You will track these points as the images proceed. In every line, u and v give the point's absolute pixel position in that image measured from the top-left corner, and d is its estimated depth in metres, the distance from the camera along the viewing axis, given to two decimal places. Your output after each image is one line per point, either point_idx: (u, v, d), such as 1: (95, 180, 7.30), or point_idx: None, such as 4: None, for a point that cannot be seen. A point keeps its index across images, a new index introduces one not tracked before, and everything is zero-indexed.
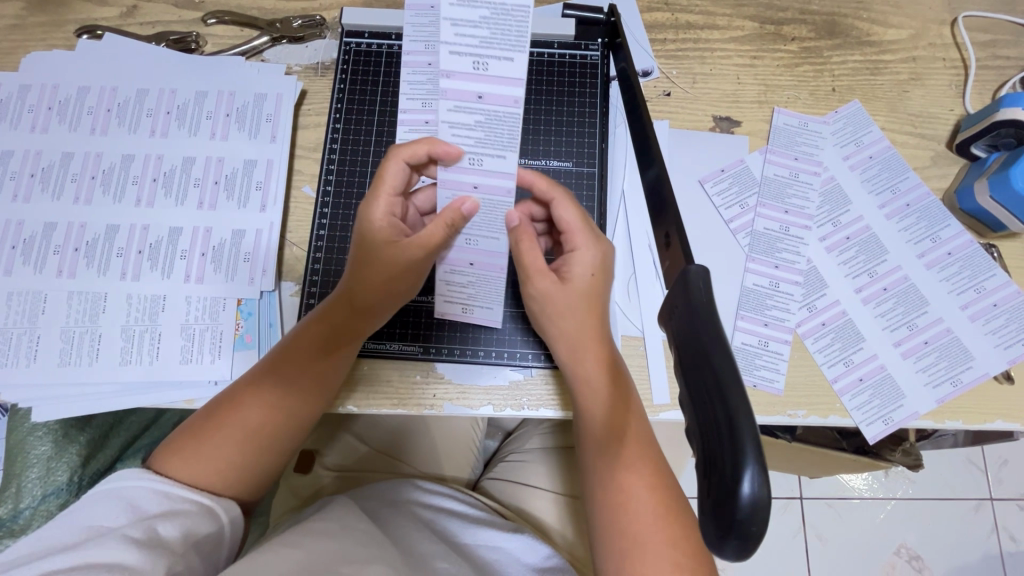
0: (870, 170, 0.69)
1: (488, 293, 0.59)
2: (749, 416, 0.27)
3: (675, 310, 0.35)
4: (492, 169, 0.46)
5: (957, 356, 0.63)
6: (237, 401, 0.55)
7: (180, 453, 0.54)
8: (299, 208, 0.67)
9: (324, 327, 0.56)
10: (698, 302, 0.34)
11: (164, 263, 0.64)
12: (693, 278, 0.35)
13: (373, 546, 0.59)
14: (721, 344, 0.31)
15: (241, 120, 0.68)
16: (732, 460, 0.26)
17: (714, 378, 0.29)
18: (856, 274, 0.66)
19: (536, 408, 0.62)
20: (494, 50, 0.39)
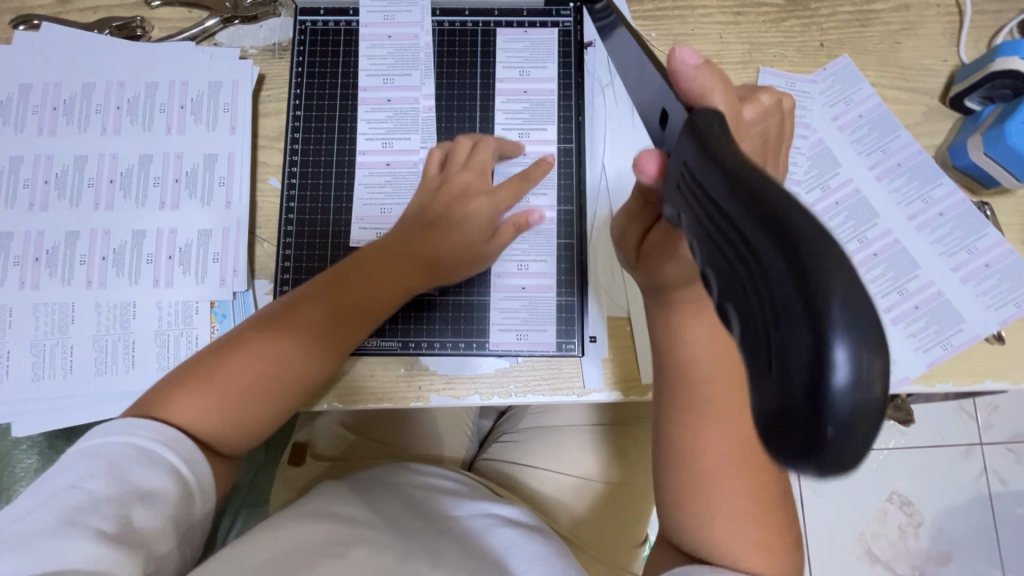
0: (860, 131, 0.67)
1: (544, 312, 0.62)
2: (835, 250, 0.18)
3: (686, 169, 0.26)
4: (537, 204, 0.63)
5: (947, 320, 0.62)
6: (251, 338, 0.52)
7: (183, 380, 0.50)
8: (267, 202, 0.64)
9: (361, 282, 0.55)
10: (720, 142, 0.24)
11: (130, 269, 0.61)
12: (701, 123, 0.26)
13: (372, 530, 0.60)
14: (761, 178, 0.21)
15: (197, 112, 0.64)
16: (808, 314, 0.17)
17: (761, 215, 0.19)
18: (846, 240, 0.65)
19: (523, 395, 0.61)
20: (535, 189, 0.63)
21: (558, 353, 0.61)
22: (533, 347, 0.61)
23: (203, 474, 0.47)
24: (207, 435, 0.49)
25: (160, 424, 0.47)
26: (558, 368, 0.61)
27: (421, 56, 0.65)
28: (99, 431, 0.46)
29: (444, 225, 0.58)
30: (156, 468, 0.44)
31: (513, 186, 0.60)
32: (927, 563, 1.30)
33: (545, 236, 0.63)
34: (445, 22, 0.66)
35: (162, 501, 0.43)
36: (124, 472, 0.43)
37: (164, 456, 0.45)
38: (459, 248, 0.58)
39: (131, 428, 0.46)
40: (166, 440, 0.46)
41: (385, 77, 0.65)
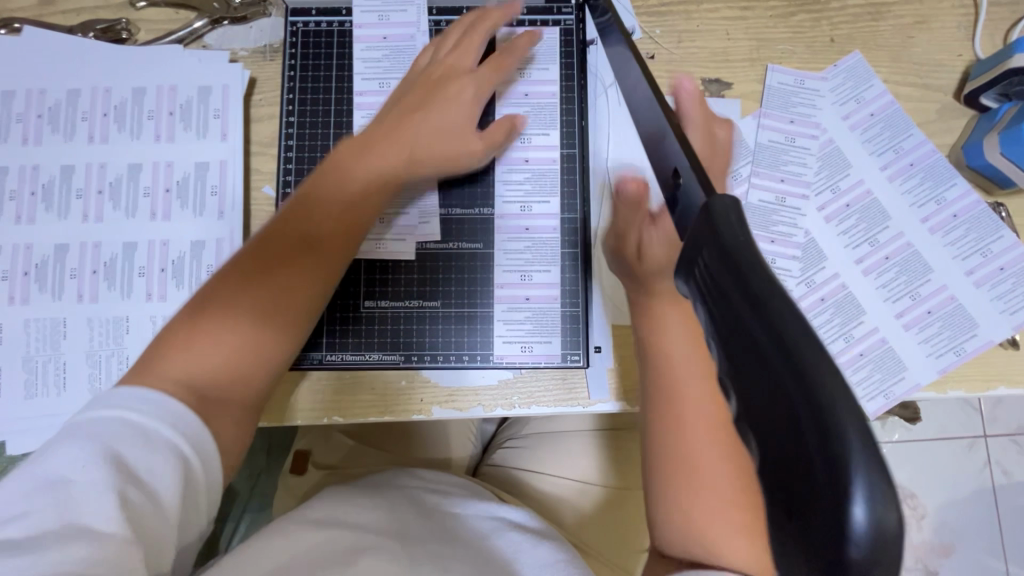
0: (871, 130, 0.65)
1: (549, 322, 0.60)
2: (862, 418, 0.18)
3: (698, 259, 0.24)
4: (539, 213, 0.61)
5: (961, 324, 0.61)
6: (230, 288, 0.48)
7: (158, 347, 0.45)
8: (261, 211, 0.62)
9: (334, 211, 0.53)
10: (741, 245, 0.22)
11: (122, 283, 0.60)
12: (718, 215, 0.23)
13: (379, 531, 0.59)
14: (788, 307, 0.20)
15: (187, 118, 0.62)
16: (836, 481, 0.17)
17: (787, 359, 0.19)
18: (857, 244, 0.63)
19: (526, 406, 0.59)
20: (534, 197, 0.62)
21: (563, 365, 0.60)
22: (537, 360, 0.60)
23: (211, 456, 0.42)
24: (202, 387, 0.44)
25: (146, 392, 0.41)
26: (564, 379, 0.60)
27: None
28: (93, 406, 0.40)
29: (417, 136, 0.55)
30: (157, 449, 0.38)
31: (494, 68, 0.58)
32: (932, 556, 1.29)
33: (550, 244, 0.61)
34: (442, 22, 0.63)
35: (166, 489, 0.38)
36: (121, 455, 0.37)
37: (167, 435, 0.39)
38: (440, 153, 0.56)
39: (119, 402, 0.40)
40: (163, 416, 0.40)
41: (381, 80, 0.63)
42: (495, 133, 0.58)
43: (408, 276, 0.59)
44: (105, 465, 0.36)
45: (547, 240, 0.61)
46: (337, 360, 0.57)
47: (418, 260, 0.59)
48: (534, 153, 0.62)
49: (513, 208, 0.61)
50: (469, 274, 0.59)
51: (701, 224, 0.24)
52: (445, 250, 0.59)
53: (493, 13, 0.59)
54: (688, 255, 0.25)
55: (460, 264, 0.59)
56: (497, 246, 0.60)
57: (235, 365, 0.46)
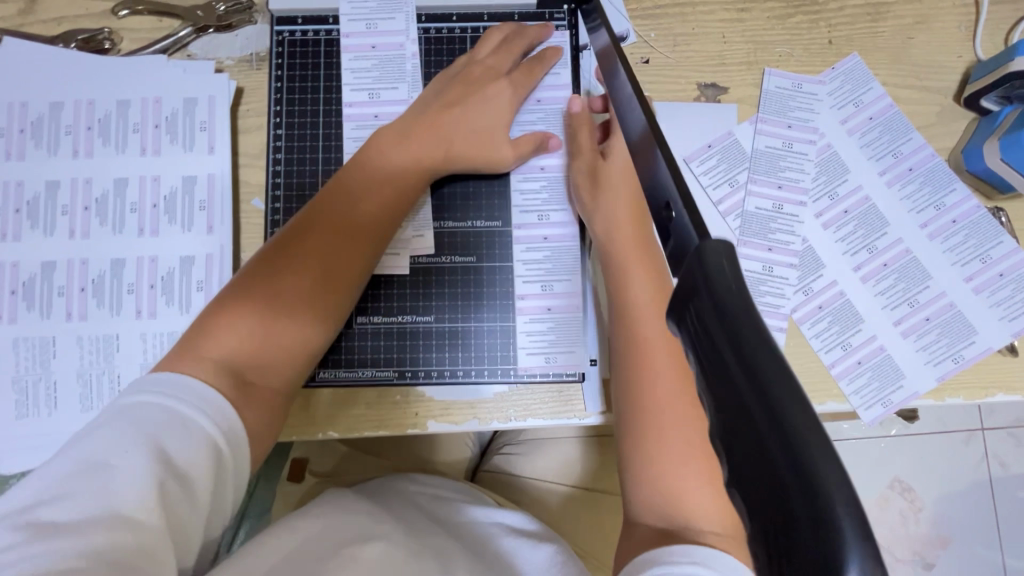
0: (870, 134, 0.64)
1: (571, 332, 0.59)
2: (847, 484, 0.18)
3: (689, 301, 0.23)
4: (558, 220, 0.60)
5: (960, 332, 0.60)
6: (258, 277, 0.50)
7: (198, 330, 0.48)
8: (250, 223, 0.61)
9: (353, 206, 0.54)
10: (729, 296, 0.22)
11: (111, 300, 0.59)
12: (711, 263, 0.23)
13: (375, 525, 0.60)
14: (779, 370, 0.20)
15: (173, 131, 0.61)
16: (823, 554, 0.17)
17: (775, 426, 0.19)
18: (854, 251, 0.62)
19: (523, 419, 0.57)
20: (551, 205, 0.61)
21: (558, 380, 0.58)
22: (534, 374, 0.58)
23: (240, 441, 0.44)
24: (238, 372, 0.47)
25: (185, 378, 0.44)
26: (560, 393, 0.58)
27: (407, 67, 0.62)
28: (135, 391, 0.42)
29: (447, 142, 0.58)
30: (194, 441, 0.41)
31: (526, 74, 0.61)
32: (927, 548, 1.31)
33: (568, 252, 0.60)
34: (432, 29, 0.62)
35: (200, 480, 0.40)
36: (160, 443, 0.39)
37: (203, 427, 0.42)
38: (467, 159, 0.58)
39: (160, 390, 0.42)
40: (201, 408, 0.42)
41: (370, 91, 0.61)
42: (523, 140, 0.59)
43: (401, 291, 0.58)
44: (146, 454, 0.38)
45: (567, 248, 0.60)
46: (330, 378, 0.56)
47: (412, 274, 0.58)
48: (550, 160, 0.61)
49: (531, 217, 0.60)
50: (463, 288, 0.58)
51: (691, 268, 0.24)
52: (438, 264, 0.58)
53: (529, 31, 0.62)
54: (681, 295, 0.24)
55: (453, 278, 0.58)
56: (515, 258, 0.59)
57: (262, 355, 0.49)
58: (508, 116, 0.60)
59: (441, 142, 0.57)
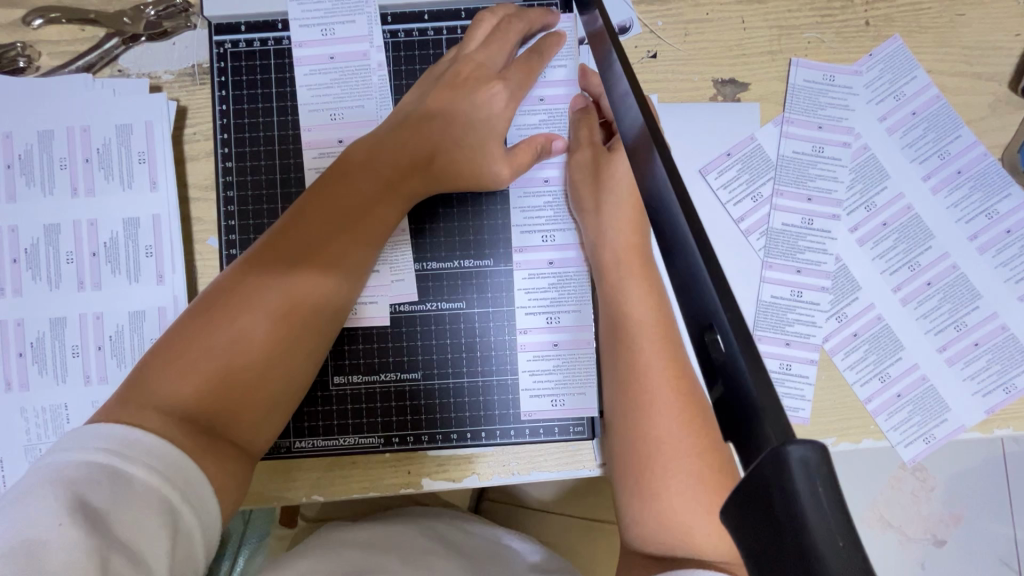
0: (913, 132, 0.55)
1: (582, 370, 0.51)
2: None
3: (755, 511, 0.16)
4: (563, 242, 0.52)
5: (1013, 358, 0.54)
6: (213, 306, 0.45)
7: (148, 371, 0.42)
8: (208, 268, 0.53)
9: (321, 221, 0.47)
10: (833, 556, 0.15)
11: (54, 365, 0.52)
12: (799, 482, 0.15)
13: (366, 561, 0.55)
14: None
15: (108, 165, 0.52)
16: None
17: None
18: (894, 270, 0.55)
19: (527, 473, 0.50)
20: (556, 225, 0.52)
21: (563, 436, 0.50)
22: (536, 431, 0.50)
23: (206, 508, 0.38)
24: (195, 420, 0.41)
25: (134, 433, 0.38)
26: (567, 445, 0.50)
27: (374, 80, 0.53)
28: (76, 446, 0.37)
29: (429, 157, 0.49)
30: (142, 501, 0.35)
31: (523, 71, 0.51)
32: (938, 526, 1.03)
33: (575, 278, 0.51)
34: (400, 31, 0.53)
35: (154, 549, 0.35)
36: (102, 513, 0.34)
37: (153, 484, 0.36)
38: (453, 179, 0.50)
39: (98, 445, 0.37)
40: (152, 466, 0.37)
41: (332, 110, 0.53)
42: (521, 152, 0.50)
43: (382, 343, 0.51)
44: (85, 527, 0.33)
45: (574, 274, 0.51)
46: (308, 448, 0.50)
47: (393, 324, 0.51)
48: (552, 171, 0.52)
49: (534, 239, 0.52)
50: (451, 337, 0.51)
51: (762, 469, 0.16)
52: (421, 311, 0.51)
53: (530, 13, 0.52)
54: (744, 500, 0.16)
55: (439, 328, 0.51)
56: (515, 286, 0.51)
57: (213, 398, 0.42)
58: (504, 125, 0.51)
59: (419, 159, 0.49)
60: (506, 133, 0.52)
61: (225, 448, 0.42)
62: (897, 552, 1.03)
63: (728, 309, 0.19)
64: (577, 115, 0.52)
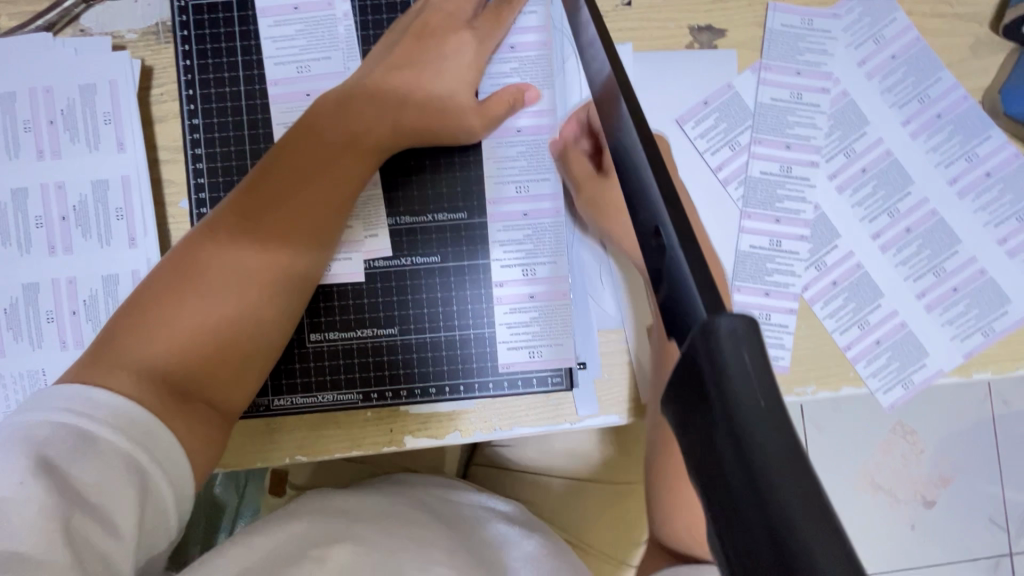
0: (893, 76, 0.54)
1: (558, 321, 0.51)
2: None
3: (691, 396, 0.15)
4: (538, 192, 0.51)
5: (991, 302, 0.54)
6: (180, 269, 0.44)
7: (114, 332, 0.42)
8: (180, 231, 0.52)
9: (288, 179, 0.46)
10: (759, 423, 0.14)
11: (28, 331, 0.51)
12: (731, 358, 0.14)
13: (351, 524, 0.52)
14: (827, 530, 0.14)
15: (75, 127, 0.51)
16: None
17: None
18: (873, 217, 0.55)
19: (508, 428, 0.50)
20: (530, 175, 0.51)
21: (542, 388, 0.50)
22: (514, 382, 0.50)
23: (173, 463, 0.38)
24: (168, 379, 0.41)
25: (104, 393, 0.38)
26: (548, 397, 0.50)
27: (340, 30, 0.52)
28: (35, 407, 0.36)
29: (395, 111, 0.48)
30: (106, 458, 0.35)
31: (492, 21, 0.51)
32: (927, 487, 1.01)
33: (550, 229, 0.51)
34: None
35: (120, 504, 0.35)
36: (62, 469, 0.34)
37: (118, 443, 0.36)
38: (422, 133, 0.49)
39: (59, 405, 0.36)
40: (117, 426, 0.37)
41: (298, 63, 0.51)
42: (493, 104, 0.49)
43: (358, 300, 0.50)
44: (47, 484, 0.33)
45: (549, 225, 0.51)
46: (287, 406, 0.50)
47: (368, 280, 0.50)
48: (525, 121, 0.51)
49: (508, 190, 0.51)
50: (427, 293, 0.50)
51: (693, 350, 0.15)
52: (397, 267, 0.50)
53: None
54: (678, 388, 0.16)
55: (415, 283, 0.51)
56: (491, 237, 0.51)
57: (185, 360, 0.42)
58: (473, 76, 0.51)
59: (387, 113, 0.48)
60: (477, 85, 0.51)
61: (199, 408, 0.42)
62: (887, 515, 1.01)
63: (671, 208, 0.19)
64: (547, 63, 0.51)
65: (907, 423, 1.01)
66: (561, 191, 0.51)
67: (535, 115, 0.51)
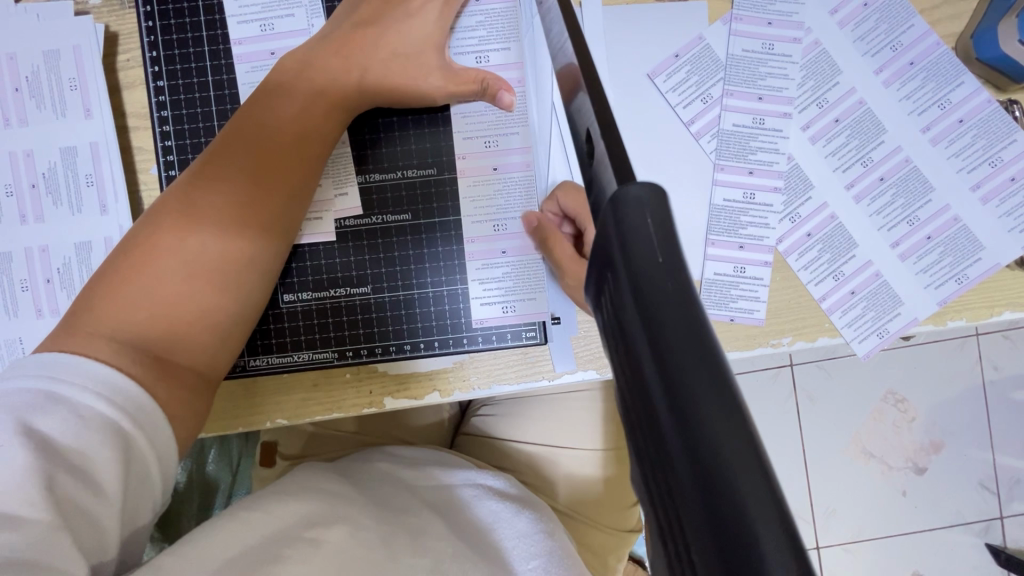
0: (865, 24, 0.54)
1: (532, 276, 0.51)
2: (789, 537, 0.13)
3: (607, 277, 0.16)
4: (507, 147, 0.51)
5: (965, 249, 0.54)
6: (148, 233, 0.43)
7: (86, 302, 0.42)
8: (151, 197, 0.52)
9: (252, 137, 0.46)
10: (658, 281, 0.15)
11: (3, 300, 0.51)
12: (633, 228, 0.15)
13: (343, 504, 0.50)
14: (720, 397, 0.14)
15: (41, 95, 0.51)
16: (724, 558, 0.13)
17: (697, 477, 0.14)
18: (847, 166, 0.54)
19: (487, 386, 0.51)
20: (499, 131, 0.51)
21: (518, 343, 0.51)
22: (490, 338, 0.51)
23: (156, 423, 0.39)
24: (144, 342, 0.41)
25: (82, 360, 0.37)
26: (525, 354, 0.51)
27: None
28: (15, 373, 0.36)
29: (360, 67, 0.48)
30: (89, 426, 0.35)
31: None
32: (918, 454, 1.01)
33: (521, 184, 0.51)
34: None
35: (104, 469, 0.35)
36: (46, 437, 0.34)
37: (101, 412, 0.36)
38: (388, 88, 0.48)
39: (36, 371, 0.36)
40: (95, 390, 0.36)
41: (261, 22, 0.51)
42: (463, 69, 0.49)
43: (330, 260, 0.51)
44: (27, 444, 0.33)
45: (519, 181, 0.51)
46: (263, 366, 0.50)
47: (340, 239, 0.51)
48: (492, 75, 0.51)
49: (477, 145, 0.51)
50: (400, 252, 0.51)
51: (604, 227, 0.16)
52: (369, 226, 0.51)
53: None
54: (596, 275, 0.17)
55: (388, 242, 0.51)
56: (462, 194, 0.51)
57: (159, 322, 0.42)
58: (439, 32, 0.49)
59: (352, 68, 0.48)
60: (445, 41, 0.50)
61: (178, 370, 0.42)
62: (879, 482, 1.01)
63: (597, 109, 0.20)
64: (513, 18, 0.51)
65: (898, 390, 1.01)
66: (531, 146, 0.51)
67: (503, 69, 0.51)
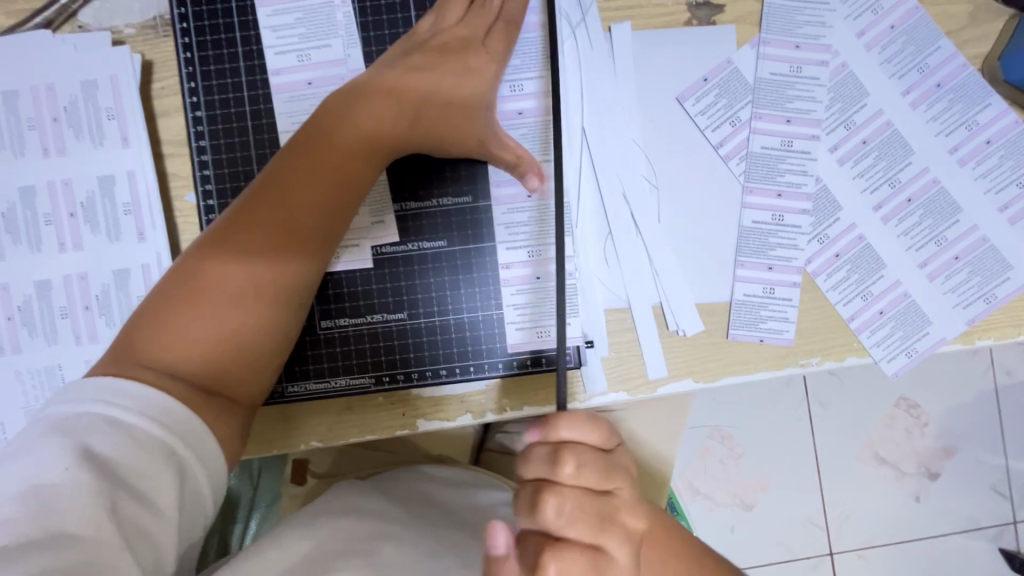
0: (893, 46, 0.55)
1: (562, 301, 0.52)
2: None
3: None
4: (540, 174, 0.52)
5: (993, 268, 0.54)
6: (194, 263, 0.44)
7: (137, 330, 0.42)
8: (187, 224, 0.53)
9: (300, 172, 0.46)
10: None
11: (43, 328, 0.52)
12: None
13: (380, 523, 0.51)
14: None
15: (79, 124, 0.52)
16: None
17: None
18: (875, 188, 0.55)
19: (520, 409, 0.51)
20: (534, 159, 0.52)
21: (552, 367, 0.51)
22: (523, 362, 0.51)
23: (208, 446, 0.39)
24: (190, 371, 0.41)
25: (123, 383, 0.38)
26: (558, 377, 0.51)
27: (339, 17, 0.52)
28: (71, 398, 0.37)
29: (404, 105, 0.49)
30: (148, 451, 0.36)
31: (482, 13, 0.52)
32: (931, 460, 1.02)
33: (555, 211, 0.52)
34: None
35: (162, 493, 0.36)
36: (106, 462, 0.35)
37: (158, 436, 0.36)
38: (431, 126, 0.49)
39: (91, 396, 0.37)
40: (150, 414, 0.37)
41: (299, 52, 0.52)
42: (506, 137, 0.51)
43: (366, 286, 0.51)
44: (90, 468, 0.34)
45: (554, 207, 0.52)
46: (301, 392, 0.51)
47: (376, 267, 0.51)
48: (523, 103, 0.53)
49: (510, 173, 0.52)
50: (435, 278, 0.51)
51: None
52: (404, 253, 0.51)
53: None
54: None
55: (422, 267, 0.51)
56: (496, 221, 0.52)
57: (204, 352, 0.42)
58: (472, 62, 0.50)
59: (394, 102, 0.48)
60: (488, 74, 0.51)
61: (222, 398, 0.43)
62: (891, 489, 1.01)
63: None
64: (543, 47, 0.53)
65: (909, 394, 1.01)
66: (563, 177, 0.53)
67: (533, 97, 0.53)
